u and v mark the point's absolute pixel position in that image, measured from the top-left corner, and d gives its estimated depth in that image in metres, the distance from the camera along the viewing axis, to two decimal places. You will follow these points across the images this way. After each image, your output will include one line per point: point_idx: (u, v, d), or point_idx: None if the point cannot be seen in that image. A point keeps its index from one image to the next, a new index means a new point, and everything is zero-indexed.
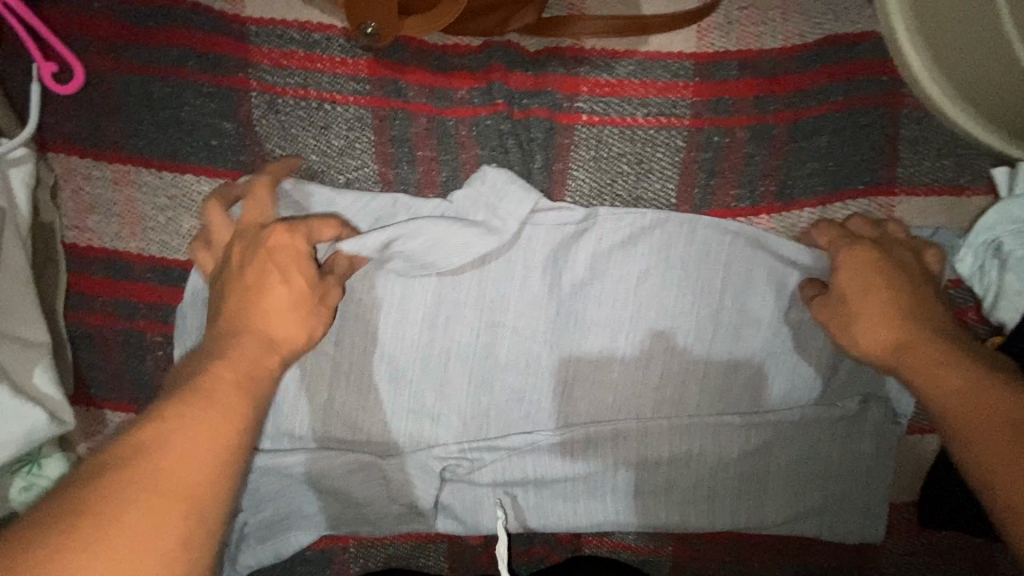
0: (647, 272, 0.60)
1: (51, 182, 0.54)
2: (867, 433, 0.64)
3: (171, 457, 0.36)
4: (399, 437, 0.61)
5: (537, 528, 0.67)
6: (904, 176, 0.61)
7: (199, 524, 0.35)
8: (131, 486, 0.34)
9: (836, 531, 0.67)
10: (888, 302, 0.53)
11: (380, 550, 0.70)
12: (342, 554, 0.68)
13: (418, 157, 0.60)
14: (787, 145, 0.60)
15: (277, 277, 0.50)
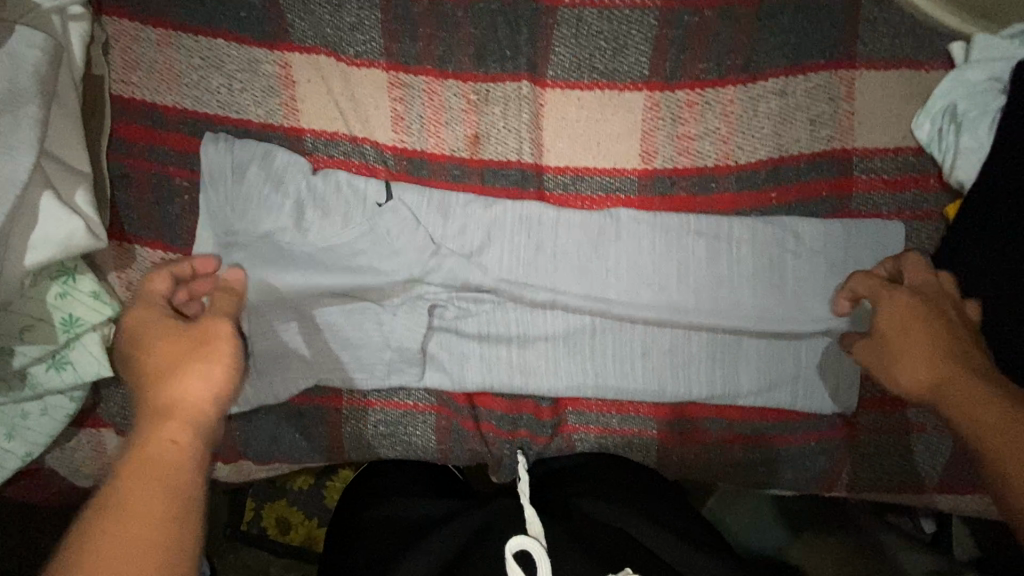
0: (622, 137, 0.66)
1: (103, 40, 0.63)
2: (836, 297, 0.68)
3: (120, 528, 0.38)
4: (394, 284, 0.67)
5: (520, 388, 0.70)
6: (864, 53, 0.65)
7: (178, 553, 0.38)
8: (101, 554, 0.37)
9: (808, 399, 0.70)
10: (963, 380, 0.52)
11: (371, 416, 0.72)
12: (335, 415, 0.71)
13: (419, 33, 0.66)
14: (754, 23, 0.65)
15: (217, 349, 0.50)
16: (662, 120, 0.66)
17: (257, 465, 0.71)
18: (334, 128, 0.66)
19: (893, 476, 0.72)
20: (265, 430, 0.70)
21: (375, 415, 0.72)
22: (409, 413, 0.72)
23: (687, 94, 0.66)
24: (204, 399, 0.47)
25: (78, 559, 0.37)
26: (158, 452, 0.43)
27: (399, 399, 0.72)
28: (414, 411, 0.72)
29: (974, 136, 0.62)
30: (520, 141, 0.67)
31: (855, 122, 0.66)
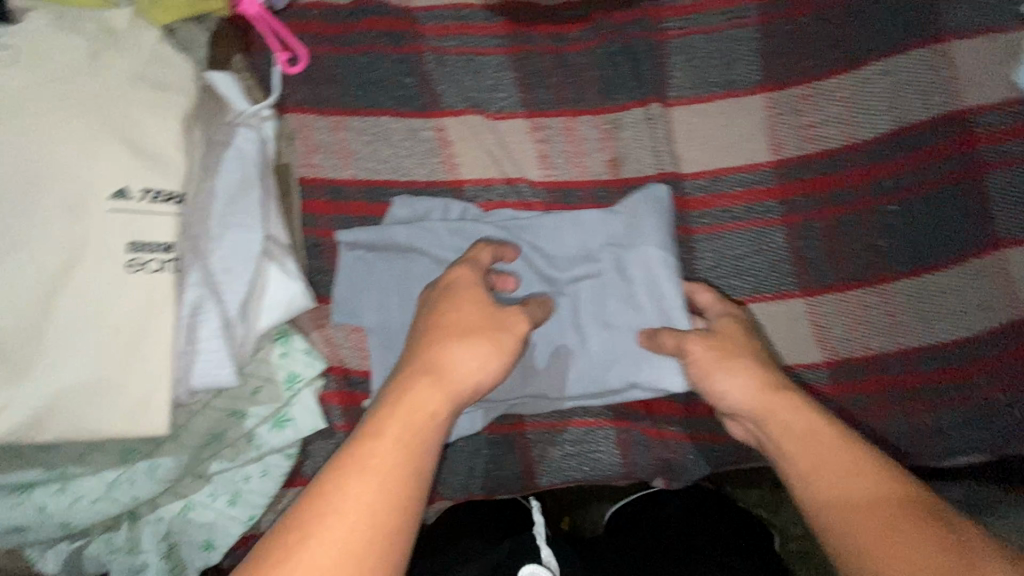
0: (749, 135, 0.72)
1: (289, 134, 0.74)
2: (978, 243, 0.70)
3: (344, 497, 0.42)
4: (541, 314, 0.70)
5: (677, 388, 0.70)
6: (956, 26, 0.71)
7: (392, 528, 0.42)
8: (349, 490, 0.43)
9: (980, 351, 0.70)
10: (834, 509, 0.46)
11: (555, 436, 0.74)
12: (522, 440, 0.74)
13: (550, 83, 0.75)
14: (845, 20, 0.73)
15: (471, 298, 0.57)
16: (782, 115, 0.72)
17: (453, 502, 0.74)
18: (488, 174, 0.74)
19: None
20: (460, 460, 0.73)
21: (559, 435, 0.74)
22: (592, 430, 0.74)
23: (801, 89, 0.72)
24: (468, 381, 0.52)
25: (340, 506, 0.42)
26: (414, 415, 0.48)
27: (579, 417, 0.74)
28: (595, 426, 0.74)
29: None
30: (657, 156, 0.73)
31: (963, 84, 0.71)
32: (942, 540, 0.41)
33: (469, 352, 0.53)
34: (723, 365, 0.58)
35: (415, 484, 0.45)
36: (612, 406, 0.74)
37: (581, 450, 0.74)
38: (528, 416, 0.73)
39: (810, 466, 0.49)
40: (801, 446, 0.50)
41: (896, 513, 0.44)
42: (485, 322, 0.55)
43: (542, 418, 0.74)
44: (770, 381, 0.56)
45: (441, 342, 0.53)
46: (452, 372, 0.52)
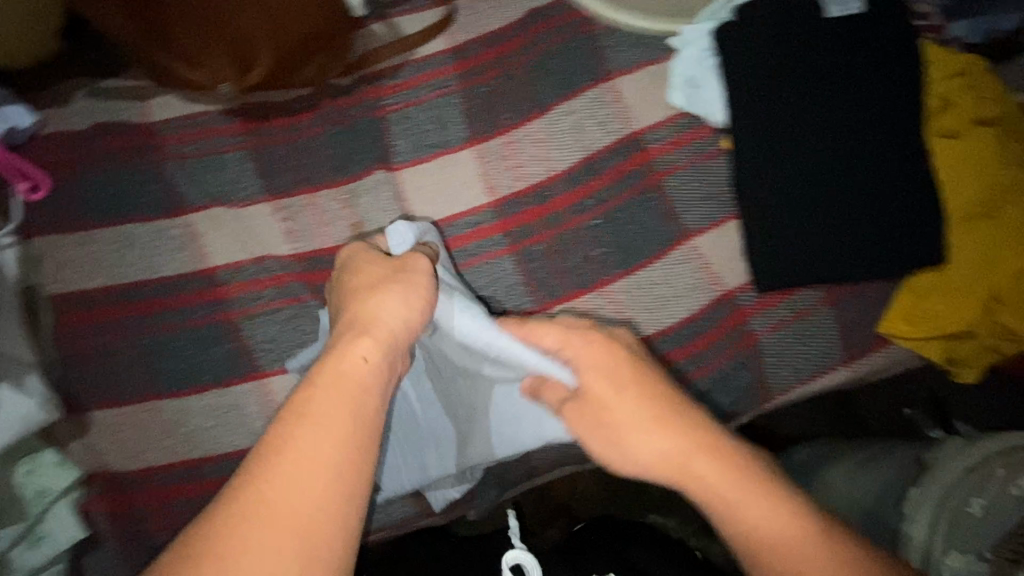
0: (466, 183, 0.83)
1: (37, 256, 0.78)
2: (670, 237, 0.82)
3: (306, 469, 0.47)
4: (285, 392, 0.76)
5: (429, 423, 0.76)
6: (616, 68, 0.86)
7: (336, 492, 0.47)
8: (298, 464, 0.47)
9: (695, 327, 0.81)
10: (780, 555, 0.51)
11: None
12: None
13: (286, 168, 0.84)
14: (529, 76, 0.86)
15: (381, 269, 0.64)
16: (491, 162, 0.83)
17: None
18: (238, 258, 0.80)
19: (802, 362, 0.82)
20: None
21: None
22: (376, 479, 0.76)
23: (503, 138, 0.84)
24: (394, 329, 0.59)
25: (278, 479, 0.46)
26: (353, 365, 0.54)
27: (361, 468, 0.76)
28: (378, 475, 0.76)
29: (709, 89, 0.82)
30: (390, 215, 0.82)
31: (630, 112, 0.84)
32: (860, 561, 0.50)
33: (340, 386, 0.52)
34: (637, 435, 0.58)
35: (359, 452, 0.49)
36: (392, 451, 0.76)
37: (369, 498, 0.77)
38: None
39: (715, 493, 0.55)
40: (718, 487, 0.54)
41: (811, 534, 0.51)
42: (394, 271, 0.63)
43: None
44: (708, 443, 0.56)
45: (367, 302, 0.60)
46: (377, 321, 0.59)
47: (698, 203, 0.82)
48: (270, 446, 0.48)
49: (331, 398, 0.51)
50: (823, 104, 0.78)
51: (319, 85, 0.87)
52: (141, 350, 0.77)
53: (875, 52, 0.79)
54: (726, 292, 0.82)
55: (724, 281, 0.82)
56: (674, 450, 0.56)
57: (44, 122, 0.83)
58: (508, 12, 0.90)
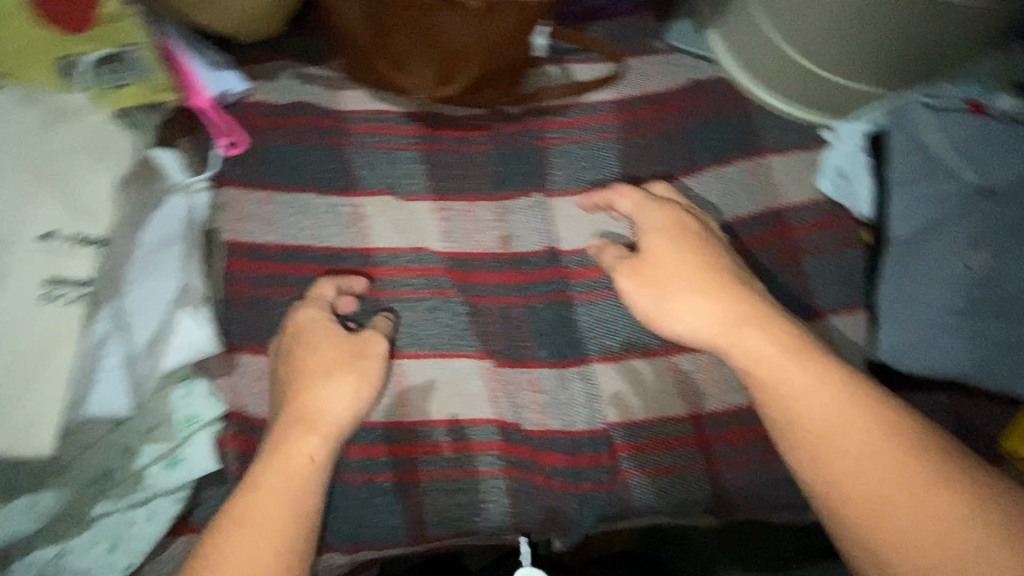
0: (615, 220, 0.88)
1: (221, 206, 0.84)
2: (802, 313, 0.85)
3: (261, 503, 0.59)
4: (425, 376, 0.81)
5: (551, 432, 0.82)
6: (768, 146, 0.92)
7: (302, 531, 0.58)
8: (264, 493, 0.59)
9: None
10: (916, 544, 0.52)
11: (446, 485, 0.78)
12: (417, 488, 0.78)
13: (452, 173, 0.91)
14: (688, 136, 0.93)
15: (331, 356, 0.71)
16: (642, 206, 0.89)
17: (343, 553, 0.75)
18: (396, 244, 0.86)
19: None
20: (351, 507, 0.76)
21: (452, 485, 0.79)
22: (485, 479, 0.80)
23: (655, 187, 0.90)
24: (338, 417, 0.67)
25: (255, 512, 0.58)
26: (298, 459, 0.62)
27: (472, 466, 0.80)
28: (486, 476, 0.80)
29: (899, 168, 0.82)
30: (540, 235, 0.88)
31: (777, 188, 0.89)
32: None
33: (304, 438, 0.64)
34: (784, 370, 0.62)
35: (307, 498, 0.60)
36: (502, 456, 0.80)
37: (472, 503, 0.79)
38: (421, 466, 0.78)
39: (804, 410, 0.60)
40: (883, 474, 0.55)
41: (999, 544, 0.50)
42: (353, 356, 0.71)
43: (436, 467, 0.79)
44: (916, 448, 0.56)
45: (317, 393, 0.67)
46: (320, 414, 0.66)
47: (835, 285, 0.86)
48: (289, 455, 0.62)
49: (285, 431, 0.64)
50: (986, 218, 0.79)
51: (493, 111, 0.95)
52: (288, 310, 0.80)
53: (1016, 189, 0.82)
54: None
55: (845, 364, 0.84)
56: (708, 327, 0.68)
57: (250, 92, 0.92)
58: (670, 79, 0.98)
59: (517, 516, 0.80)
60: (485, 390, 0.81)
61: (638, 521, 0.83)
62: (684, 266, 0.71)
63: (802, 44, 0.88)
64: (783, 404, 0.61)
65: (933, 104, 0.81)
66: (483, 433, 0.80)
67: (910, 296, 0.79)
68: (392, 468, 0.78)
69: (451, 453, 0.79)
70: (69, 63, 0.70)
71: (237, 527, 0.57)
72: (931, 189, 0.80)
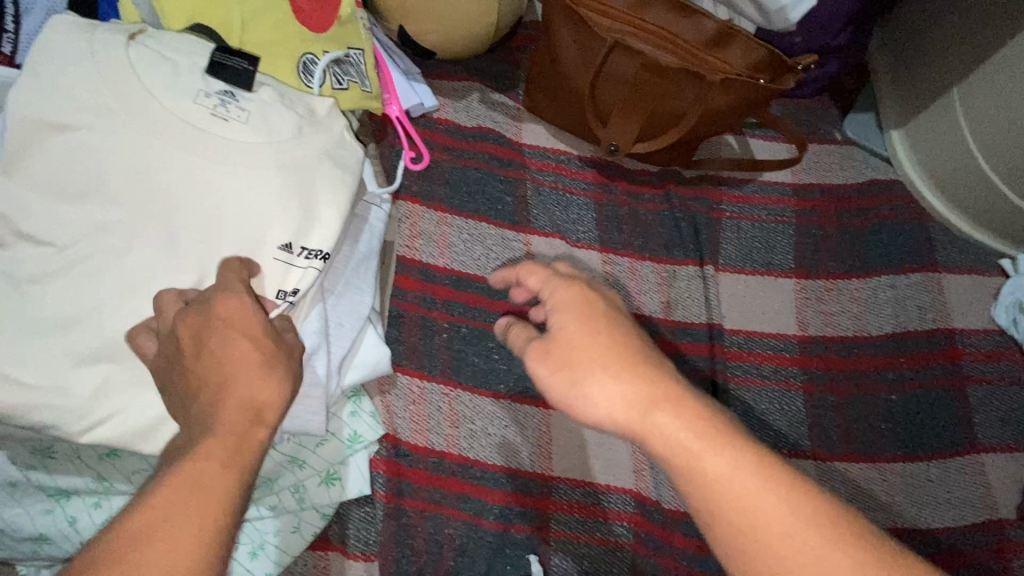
0: (780, 308, 0.87)
1: (398, 218, 0.84)
2: (961, 443, 0.82)
3: (164, 533, 0.37)
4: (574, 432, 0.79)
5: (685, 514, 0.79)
6: (943, 261, 0.90)
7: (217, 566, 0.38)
8: (158, 533, 0.37)
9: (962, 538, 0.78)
10: None
11: (574, 548, 0.75)
12: (545, 546, 0.74)
13: (623, 227, 0.90)
14: (862, 235, 0.91)
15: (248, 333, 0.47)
16: (808, 299, 0.87)
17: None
18: (561, 290, 0.85)
19: None
20: (480, 554, 0.72)
21: (581, 550, 0.75)
22: (610, 550, 0.76)
23: (825, 281, 0.88)
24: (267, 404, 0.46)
25: (149, 539, 0.36)
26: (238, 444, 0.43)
27: (601, 533, 0.76)
28: (613, 547, 0.76)
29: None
30: (704, 308, 0.86)
31: (949, 308, 0.87)
32: None
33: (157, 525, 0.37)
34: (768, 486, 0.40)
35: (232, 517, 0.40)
36: (633, 529, 0.77)
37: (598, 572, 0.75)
38: (555, 523, 0.75)
39: (778, 540, 0.38)
40: None
41: None
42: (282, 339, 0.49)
43: (566, 527, 0.76)
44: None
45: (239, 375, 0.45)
46: (245, 396, 0.45)
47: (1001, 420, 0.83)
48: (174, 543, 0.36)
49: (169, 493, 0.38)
50: None
51: (665, 170, 0.94)
52: (451, 337, 0.79)
53: None
54: (997, 519, 0.80)
55: (999, 506, 0.80)
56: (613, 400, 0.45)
57: (438, 108, 0.92)
58: (849, 173, 0.97)
59: None
60: (629, 457, 0.79)
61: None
62: (598, 353, 0.46)
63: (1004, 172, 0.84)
64: (712, 498, 0.40)
65: None
66: (618, 500, 0.78)
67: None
68: (526, 520, 0.75)
69: (584, 515, 0.77)
70: (308, 61, 0.72)
71: (140, 547, 0.36)
72: None
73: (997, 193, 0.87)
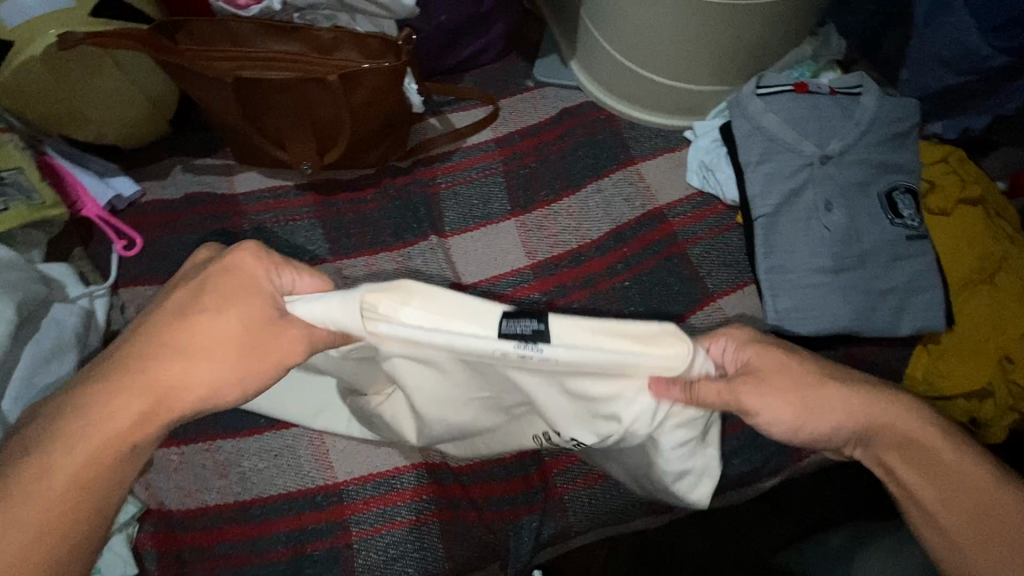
0: (510, 249, 0.94)
1: (121, 306, 0.85)
2: (694, 296, 0.89)
3: None
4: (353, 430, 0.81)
5: (479, 462, 0.82)
6: (636, 154, 1.00)
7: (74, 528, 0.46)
8: None
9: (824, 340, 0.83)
10: None
11: (379, 541, 0.76)
12: (347, 551, 0.75)
13: (353, 231, 0.95)
14: (564, 157, 1.00)
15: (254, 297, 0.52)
16: (532, 231, 0.95)
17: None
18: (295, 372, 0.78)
19: None
20: None
21: (385, 540, 0.76)
22: (415, 528, 0.76)
23: (541, 211, 0.96)
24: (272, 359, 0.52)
25: None
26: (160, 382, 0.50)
27: (402, 517, 0.77)
28: (417, 524, 0.77)
29: (748, 150, 0.89)
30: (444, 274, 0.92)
31: (653, 190, 0.97)
32: None
33: (250, 358, 0.52)
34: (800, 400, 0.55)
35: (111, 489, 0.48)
36: (434, 499, 0.78)
37: (407, 555, 0.75)
38: (352, 525, 0.76)
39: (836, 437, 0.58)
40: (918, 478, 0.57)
41: None
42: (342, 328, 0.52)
43: (368, 523, 0.76)
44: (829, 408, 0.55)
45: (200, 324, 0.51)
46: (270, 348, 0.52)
47: (723, 262, 0.91)
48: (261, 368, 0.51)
49: (220, 287, 0.53)
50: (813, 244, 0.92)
51: (381, 166, 1.00)
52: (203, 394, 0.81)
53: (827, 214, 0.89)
54: None
55: None
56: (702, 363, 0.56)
57: (143, 190, 0.95)
58: (542, 111, 1.06)
59: (460, 561, 0.77)
60: None
61: (579, 537, 0.82)
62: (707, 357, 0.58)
63: (637, 57, 0.97)
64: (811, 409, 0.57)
65: (765, 93, 0.89)
66: (410, 478, 0.79)
67: (783, 266, 0.85)
68: (322, 534, 0.75)
69: (381, 505, 0.77)
70: None
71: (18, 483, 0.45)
72: (780, 164, 0.87)
73: (645, 80, 0.99)
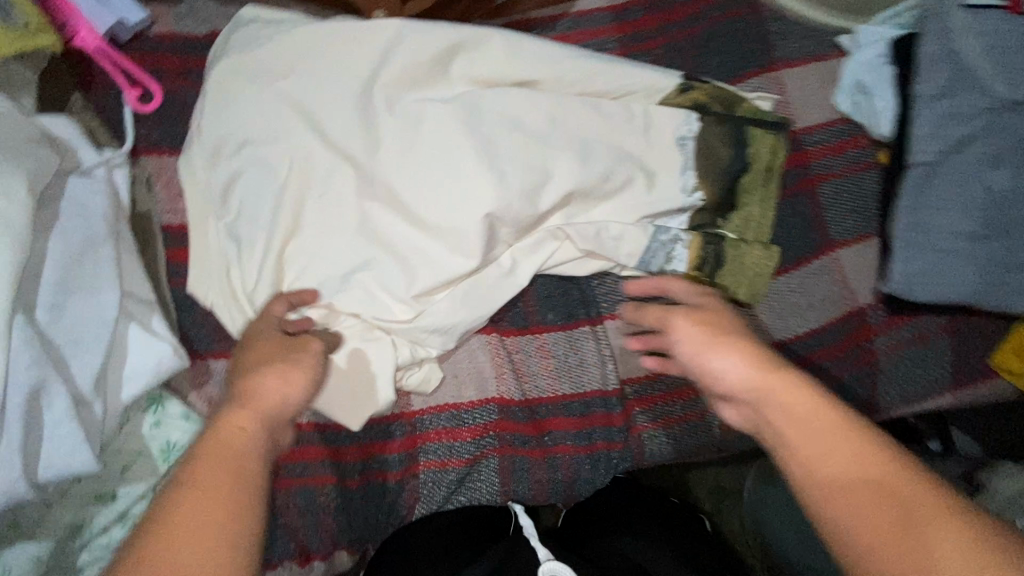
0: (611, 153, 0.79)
1: (145, 178, 0.67)
2: (806, 243, 0.81)
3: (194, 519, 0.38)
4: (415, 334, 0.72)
5: (559, 394, 0.78)
6: (780, 57, 0.83)
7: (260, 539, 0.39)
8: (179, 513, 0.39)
9: (788, 321, 0.81)
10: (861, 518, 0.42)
11: (444, 476, 0.73)
12: (413, 481, 0.72)
13: None
14: (693, 52, 0.82)
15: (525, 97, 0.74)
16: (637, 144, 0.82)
17: (350, 553, 0.71)
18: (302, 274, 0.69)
19: (930, 377, 0.83)
20: (350, 509, 0.70)
21: (450, 475, 0.73)
22: None
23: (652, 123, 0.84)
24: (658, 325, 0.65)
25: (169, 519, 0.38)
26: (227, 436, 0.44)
27: (463, 454, 0.74)
28: (477, 460, 0.74)
29: (929, 80, 0.74)
30: None
31: (794, 108, 0.82)
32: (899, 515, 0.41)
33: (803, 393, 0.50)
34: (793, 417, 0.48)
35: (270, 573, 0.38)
36: (500, 436, 0.75)
37: (467, 484, 0.75)
38: (420, 457, 0.72)
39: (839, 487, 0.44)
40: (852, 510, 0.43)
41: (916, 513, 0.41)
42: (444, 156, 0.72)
43: (271, 221, 0.68)
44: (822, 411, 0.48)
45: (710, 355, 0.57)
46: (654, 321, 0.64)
47: (849, 209, 0.82)
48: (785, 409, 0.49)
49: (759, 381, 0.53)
50: (790, 236, 0.81)
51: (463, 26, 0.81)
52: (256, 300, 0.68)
53: (759, 214, 0.79)
54: (857, 307, 0.82)
55: (858, 295, 0.82)
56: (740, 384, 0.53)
57: (154, 20, 0.72)
58: None
59: (539, 486, 0.77)
60: (488, 367, 0.75)
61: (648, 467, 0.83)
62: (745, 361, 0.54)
63: None
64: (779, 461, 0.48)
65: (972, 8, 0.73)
66: None
67: (926, 224, 0.76)
68: (392, 466, 0.72)
69: (448, 441, 0.73)
70: None
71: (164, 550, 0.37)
72: (963, 104, 0.73)
73: None
